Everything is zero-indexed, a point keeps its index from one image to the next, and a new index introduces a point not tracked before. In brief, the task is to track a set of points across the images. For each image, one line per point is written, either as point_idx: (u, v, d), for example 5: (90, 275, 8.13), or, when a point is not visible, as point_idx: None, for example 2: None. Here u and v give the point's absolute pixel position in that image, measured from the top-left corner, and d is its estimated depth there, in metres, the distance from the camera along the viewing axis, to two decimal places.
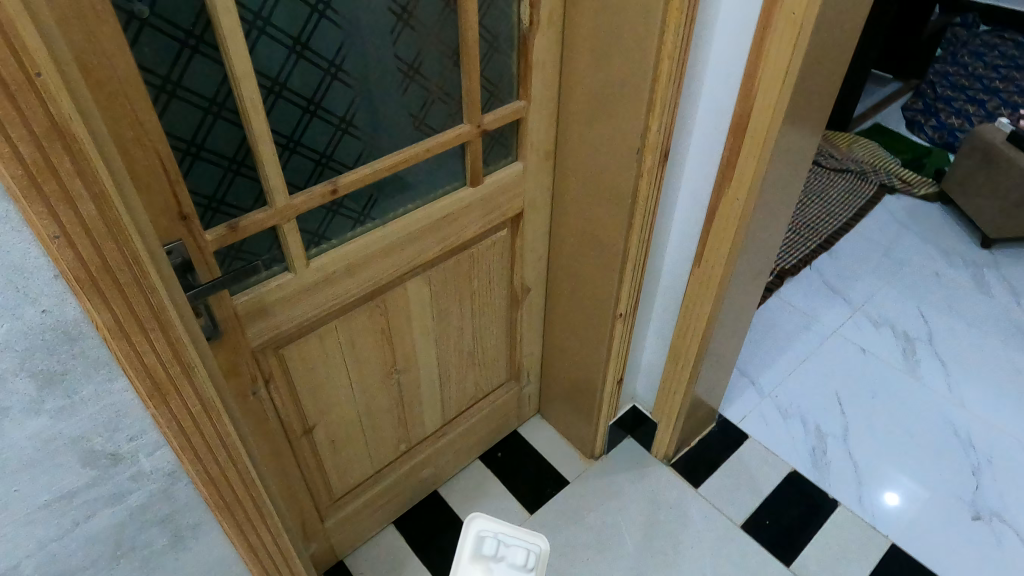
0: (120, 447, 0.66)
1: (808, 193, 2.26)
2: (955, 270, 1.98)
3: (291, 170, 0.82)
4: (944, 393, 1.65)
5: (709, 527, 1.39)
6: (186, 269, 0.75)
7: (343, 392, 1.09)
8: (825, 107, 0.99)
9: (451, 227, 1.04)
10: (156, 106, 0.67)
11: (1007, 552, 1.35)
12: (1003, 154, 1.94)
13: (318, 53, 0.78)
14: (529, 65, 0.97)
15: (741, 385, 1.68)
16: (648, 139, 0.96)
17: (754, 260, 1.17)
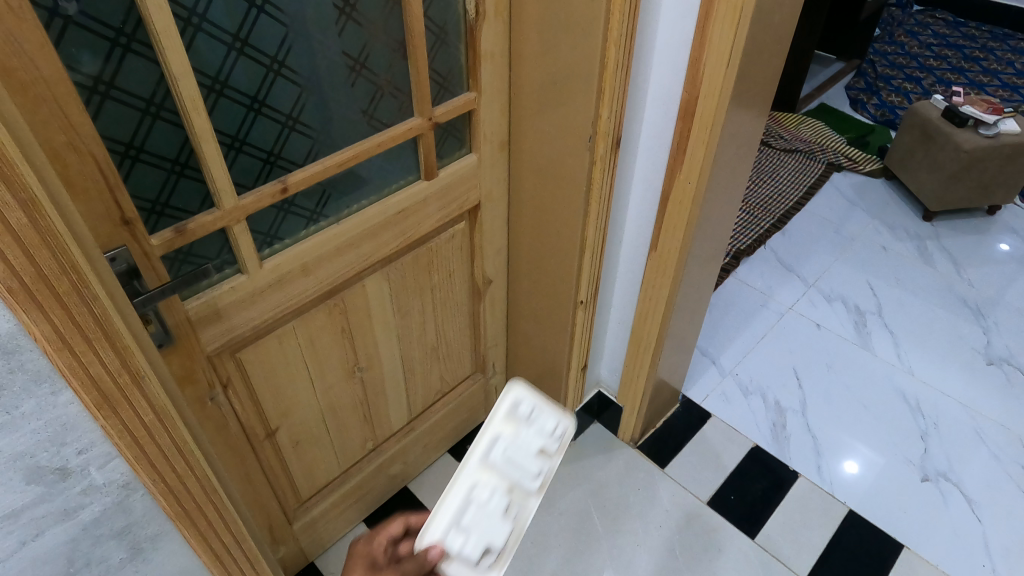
0: (68, 461, 0.64)
1: (761, 173, 2.31)
2: (900, 244, 2.06)
3: (237, 169, 0.81)
4: (894, 362, 1.71)
5: (676, 506, 1.42)
6: (132, 276, 0.73)
7: (305, 393, 1.08)
8: (768, 90, 1.01)
9: (408, 221, 1.04)
10: (89, 108, 0.65)
11: (954, 510, 1.41)
12: (940, 129, 2.02)
13: (260, 49, 0.76)
14: (478, 56, 0.96)
15: (703, 365, 1.71)
16: (600, 126, 0.97)
17: (708, 242, 1.19)
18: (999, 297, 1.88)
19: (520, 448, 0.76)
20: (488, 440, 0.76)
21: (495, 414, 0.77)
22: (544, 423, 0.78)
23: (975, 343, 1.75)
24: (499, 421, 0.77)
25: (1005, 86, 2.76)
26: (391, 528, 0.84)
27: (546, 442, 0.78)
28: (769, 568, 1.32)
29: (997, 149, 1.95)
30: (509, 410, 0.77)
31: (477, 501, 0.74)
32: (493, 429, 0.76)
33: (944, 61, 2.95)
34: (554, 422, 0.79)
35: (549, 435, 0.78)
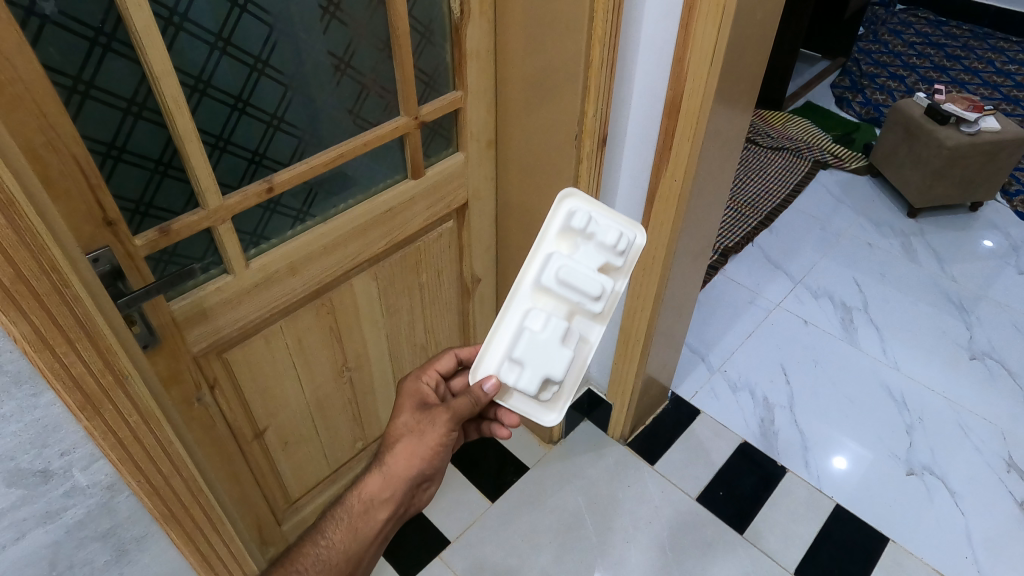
0: (51, 463, 0.64)
1: (748, 171, 2.33)
2: (886, 240, 2.08)
3: (221, 169, 0.80)
4: (880, 357, 1.73)
5: (666, 502, 1.43)
6: (116, 276, 0.72)
7: (294, 393, 1.08)
8: (751, 88, 1.02)
9: (396, 220, 1.04)
10: (70, 108, 0.65)
11: (939, 503, 1.43)
12: (922, 126, 2.04)
13: (244, 49, 0.76)
14: (463, 55, 0.97)
15: (691, 362, 1.72)
16: (586, 125, 0.97)
17: (694, 239, 1.20)
18: (982, 292, 1.91)
19: (577, 266, 0.73)
20: (541, 260, 0.74)
21: (549, 231, 0.75)
22: (603, 235, 0.74)
23: (958, 338, 1.77)
24: (553, 239, 0.75)
25: (987, 84, 2.79)
26: (439, 363, 0.94)
27: (606, 257, 0.75)
28: (759, 563, 1.33)
29: (978, 146, 1.97)
30: (562, 226, 0.74)
31: (530, 330, 0.74)
32: (547, 252, 0.74)
33: (928, 59, 2.98)
34: (615, 235, 0.74)
35: (610, 248, 0.74)
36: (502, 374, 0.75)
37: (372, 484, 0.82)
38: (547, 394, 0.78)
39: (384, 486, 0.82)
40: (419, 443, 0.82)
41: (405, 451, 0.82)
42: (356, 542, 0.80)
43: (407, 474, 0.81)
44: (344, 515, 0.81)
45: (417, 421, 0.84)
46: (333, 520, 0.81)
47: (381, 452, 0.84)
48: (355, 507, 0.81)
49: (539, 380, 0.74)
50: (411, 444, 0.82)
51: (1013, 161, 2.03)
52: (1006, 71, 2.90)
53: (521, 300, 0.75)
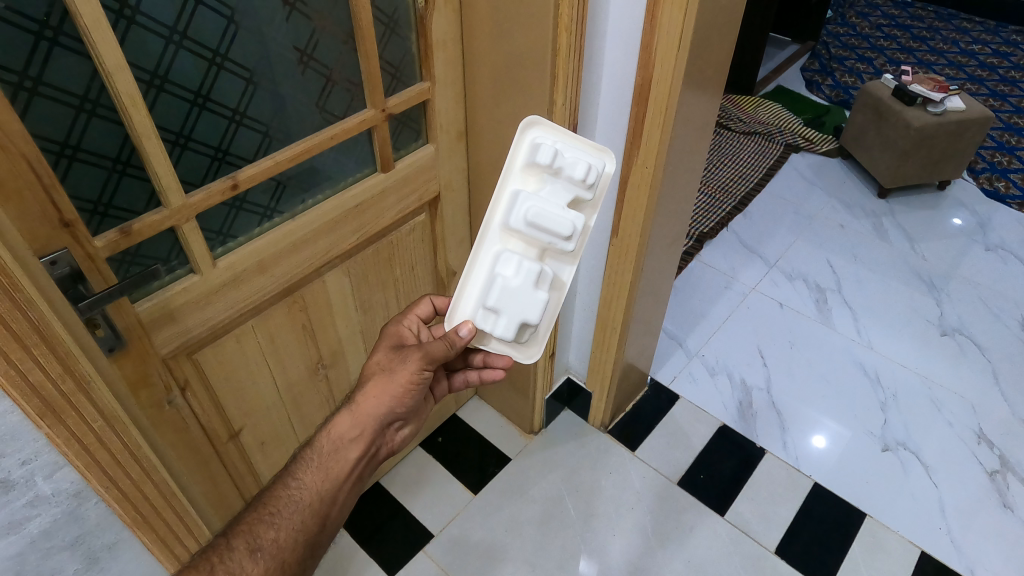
0: (12, 473, 0.63)
1: (721, 156, 2.34)
2: (858, 222, 2.10)
3: (183, 167, 0.79)
4: (854, 336, 1.75)
5: (648, 487, 1.44)
6: (76, 279, 0.70)
7: (269, 392, 1.06)
8: (719, 72, 1.02)
9: (367, 215, 1.02)
10: (17, 105, 0.63)
11: (913, 477, 1.45)
12: (890, 107, 2.07)
13: (201, 43, 0.74)
14: (429, 45, 0.95)
15: (669, 348, 1.73)
16: (555, 113, 0.97)
17: (667, 224, 1.20)
18: (952, 269, 1.94)
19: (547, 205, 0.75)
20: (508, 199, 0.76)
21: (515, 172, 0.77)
22: (571, 170, 0.76)
23: (929, 315, 1.80)
24: (520, 174, 0.78)
25: (952, 64, 2.83)
26: (418, 308, 0.95)
27: (574, 192, 0.77)
28: (741, 545, 1.34)
29: (945, 125, 2.00)
30: (528, 159, 0.76)
31: (503, 277, 0.76)
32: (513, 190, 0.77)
33: (895, 41, 3.01)
34: (582, 168, 0.76)
35: (578, 183, 0.77)
36: (478, 321, 0.78)
37: (341, 424, 0.81)
38: (526, 337, 0.81)
39: (356, 429, 0.81)
40: (390, 382, 0.81)
41: (375, 390, 0.81)
42: (328, 481, 0.78)
43: (377, 413, 0.81)
44: (313, 456, 0.79)
45: (388, 360, 0.84)
46: (303, 461, 0.79)
47: (352, 392, 0.83)
48: (325, 448, 0.79)
49: (516, 325, 0.77)
50: (380, 382, 0.82)
51: (977, 140, 2.07)
52: (970, 51, 2.94)
53: (491, 244, 0.78)
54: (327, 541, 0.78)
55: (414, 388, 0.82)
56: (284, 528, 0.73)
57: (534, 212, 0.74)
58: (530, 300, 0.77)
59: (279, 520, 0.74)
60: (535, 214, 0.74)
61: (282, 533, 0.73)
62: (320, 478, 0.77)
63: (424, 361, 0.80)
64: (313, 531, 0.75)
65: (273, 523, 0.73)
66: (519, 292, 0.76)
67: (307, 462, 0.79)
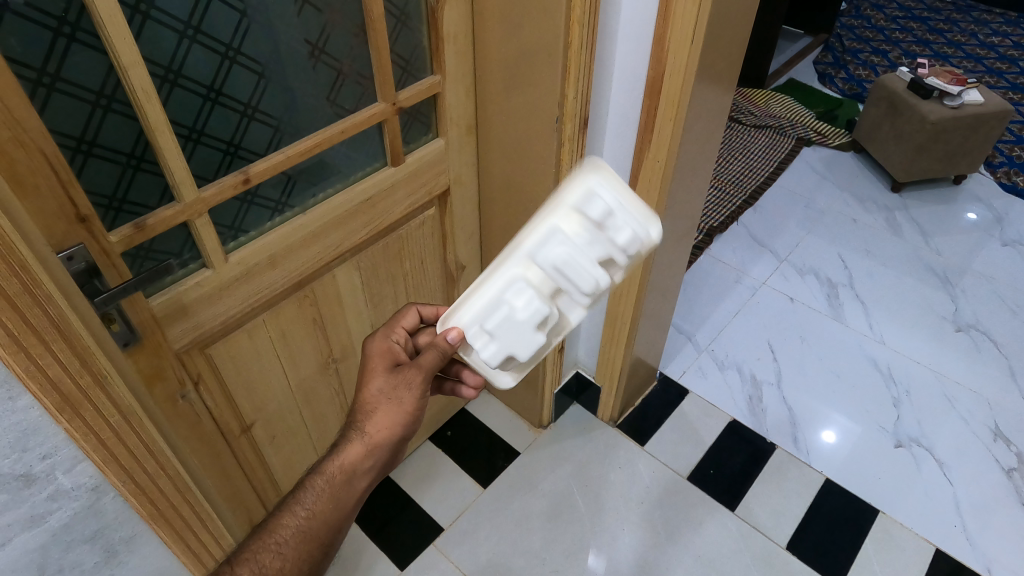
0: (32, 467, 0.64)
1: (731, 150, 2.32)
2: (870, 216, 2.09)
3: (196, 162, 0.79)
4: (866, 331, 1.74)
5: (657, 482, 1.44)
6: (92, 274, 0.70)
7: (280, 386, 1.07)
8: (733, 65, 1.01)
9: (377, 209, 1.02)
10: (35, 101, 0.63)
11: (926, 473, 1.45)
12: (905, 101, 2.05)
13: (214, 37, 0.74)
14: (440, 38, 0.95)
15: (679, 343, 1.73)
16: (566, 107, 0.96)
17: (678, 219, 1.20)
18: (966, 264, 1.92)
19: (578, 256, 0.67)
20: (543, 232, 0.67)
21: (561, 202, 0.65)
22: (619, 230, 0.65)
23: (943, 310, 1.79)
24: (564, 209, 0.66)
25: (970, 58, 2.80)
26: (405, 318, 0.91)
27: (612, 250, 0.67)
28: (751, 540, 1.34)
29: (961, 119, 1.98)
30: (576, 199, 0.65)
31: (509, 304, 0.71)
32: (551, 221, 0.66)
33: (910, 34, 2.97)
34: (631, 226, 0.65)
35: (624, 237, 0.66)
36: (469, 334, 0.75)
37: (352, 453, 0.79)
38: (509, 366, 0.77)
39: (368, 456, 0.79)
40: (397, 411, 0.79)
41: (384, 419, 0.79)
42: (336, 510, 0.77)
43: (388, 442, 0.79)
44: (324, 483, 0.78)
45: (393, 386, 0.80)
46: (310, 488, 0.78)
47: (358, 419, 0.80)
48: (336, 477, 0.78)
49: (503, 355, 0.74)
50: (389, 411, 0.79)
51: (996, 134, 2.04)
52: (988, 43, 2.91)
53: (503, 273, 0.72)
54: (328, 561, 0.80)
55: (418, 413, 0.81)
56: (290, 558, 0.75)
57: (559, 263, 0.67)
58: (529, 339, 0.73)
59: (282, 550, 0.75)
60: (560, 265, 0.67)
61: (287, 563, 0.75)
62: (330, 507, 0.77)
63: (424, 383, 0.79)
64: (318, 559, 0.77)
65: (278, 552, 0.75)
66: (514, 329, 0.72)
67: (317, 490, 0.77)
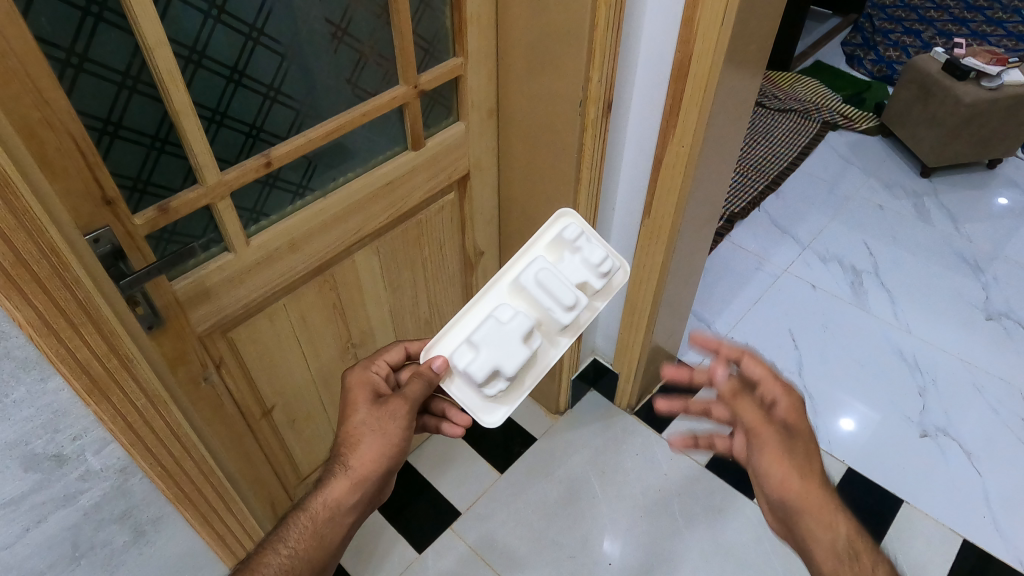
0: (64, 448, 0.65)
1: (754, 134, 2.28)
2: (897, 202, 2.04)
3: (219, 144, 0.78)
4: (890, 319, 1.71)
5: (675, 470, 1.43)
6: (117, 257, 0.70)
7: (300, 370, 1.07)
8: (764, 47, 0.99)
9: (396, 193, 1.01)
10: (63, 82, 0.63)
11: (952, 464, 1.42)
12: (940, 83, 1.99)
13: (238, 18, 0.73)
14: (463, 20, 0.93)
15: (699, 330, 1.71)
16: (590, 90, 0.94)
17: (703, 205, 1.18)
18: (996, 251, 1.88)
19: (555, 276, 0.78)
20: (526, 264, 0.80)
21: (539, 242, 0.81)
22: (589, 253, 0.81)
23: (973, 299, 1.75)
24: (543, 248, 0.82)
25: (1008, 36, 2.72)
26: (388, 354, 0.90)
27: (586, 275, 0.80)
28: (771, 529, 1.33)
29: (1000, 101, 1.93)
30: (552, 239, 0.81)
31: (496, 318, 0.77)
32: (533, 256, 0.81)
33: (945, 13, 2.89)
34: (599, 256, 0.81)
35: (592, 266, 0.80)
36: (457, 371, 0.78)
37: (336, 488, 0.78)
38: (493, 390, 0.78)
39: (350, 490, 0.78)
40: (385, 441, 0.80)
41: (370, 452, 0.79)
42: (321, 549, 0.77)
43: (371, 473, 0.79)
44: (308, 522, 0.77)
45: (377, 417, 0.81)
46: (295, 526, 0.77)
47: (340, 454, 0.80)
48: (320, 515, 0.78)
49: (489, 370, 0.75)
50: (374, 444, 0.80)
51: None
52: None
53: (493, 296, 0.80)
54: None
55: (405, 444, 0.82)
56: None
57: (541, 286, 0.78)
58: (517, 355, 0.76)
59: None
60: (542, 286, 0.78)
61: None
62: (315, 545, 0.77)
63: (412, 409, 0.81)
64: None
65: None
66: (500, 340, 0.76)
67: (303, 527, 0.77)
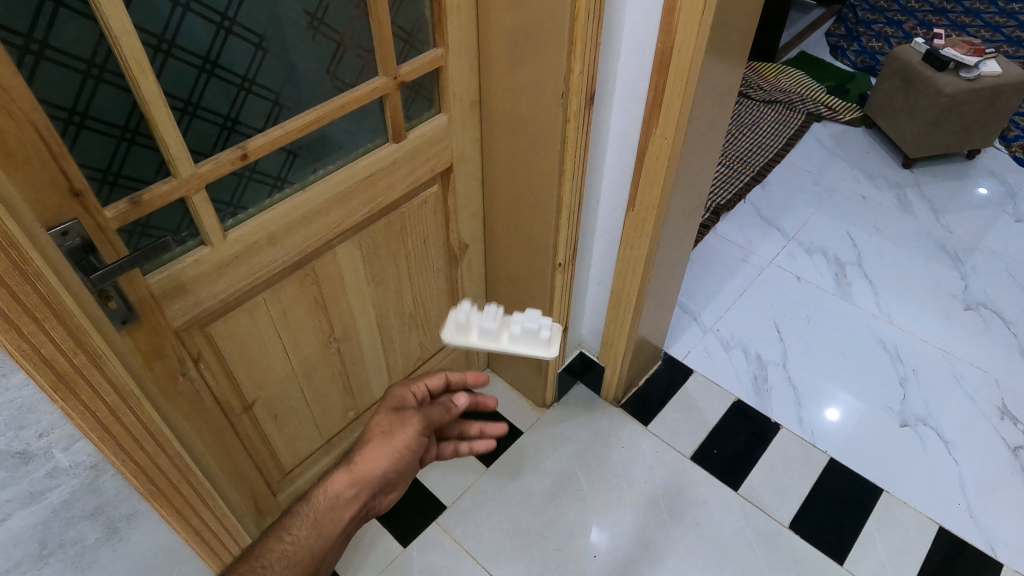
0: (30, 445, 0.62)
1: (739, 126, 2.28)
2: (880, 193, 2.05)
3: (192, 136, 0.77)
4: (873, 310, 1.72)
5: (660, 461, 1.43)
6: (88, 250, 0.69)
7: (281, 365, 1.06)
8: (746, 37, 0.98)
9: (378, 186, 1.00)
10: (23, 70, 0.61)
11: (932, 453, 1.44)
12: (920, 73, 2.00)
13: (208, 6, 0.71)
14: (443, 10, 0.92)
15: (684, 322, 1.71)
16: (572, 82, 0.93)
17: (686, 196, 1.17)
18: (977, 241, 1.90)
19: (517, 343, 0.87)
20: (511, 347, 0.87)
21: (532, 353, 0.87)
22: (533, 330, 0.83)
23: (953, 289, 1.77)
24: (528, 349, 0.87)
25: (987, 27, 2.74)
26: (429, 378, 0.91)
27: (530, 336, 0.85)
28: (754, 519, 1.34)
29: (977, 92, 1.94)
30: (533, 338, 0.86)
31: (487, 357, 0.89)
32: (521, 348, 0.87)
33: (926, 3, 2.90)
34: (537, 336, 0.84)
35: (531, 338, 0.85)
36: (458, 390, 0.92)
37: (338, 482, 0.80)
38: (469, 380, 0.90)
39: (350, 485, 0.80)
40: (387, 443, 0.82)
41: (375, 451, 0.82)
42: (321, 539, 0.77)
43: (375, 473, 0.81)
44: (309, 511, 0.78)
45: (390, 422, 0.85)
46: (298, 516, 0.78)
47: (352, 451, 0.84)
48: (320, 505, 0.79)
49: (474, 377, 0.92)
50: (379, 444, 0.82)
51: (1013, 106, 2.00)
52: (1008, 11, 2.84)
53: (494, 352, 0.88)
54: None
55: (408, 452, 0.83)
56: None
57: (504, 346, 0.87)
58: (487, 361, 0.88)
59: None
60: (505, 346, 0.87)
61: None
62: (315, 535, 0.77)
63: (421, 425, 0.85)
64: None
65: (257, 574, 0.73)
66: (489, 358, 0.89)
67: (307, 516, 0.78)
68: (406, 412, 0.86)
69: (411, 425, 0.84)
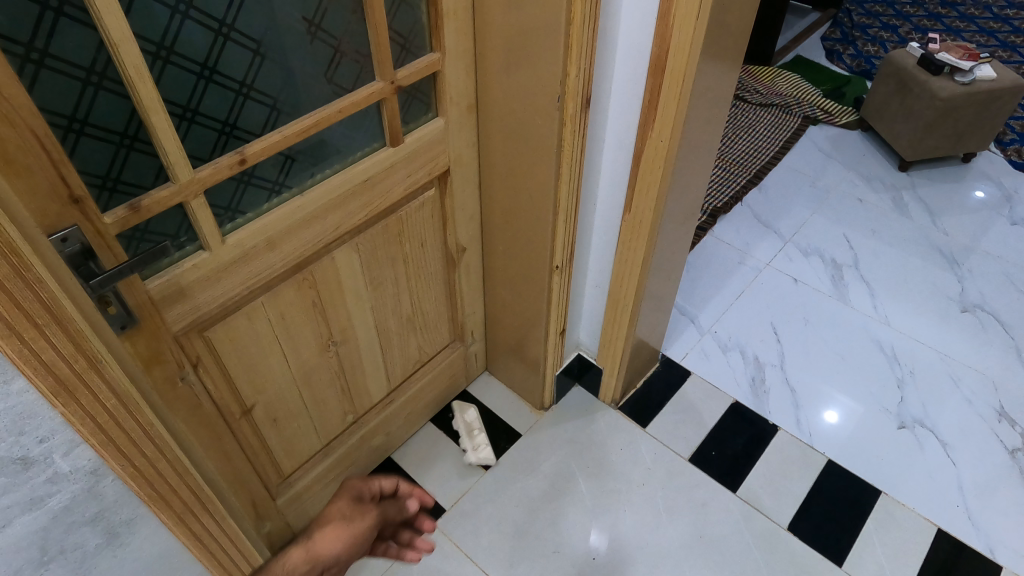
0: (30, 450, 0.62)
1: (736, 129, 2.29)
2: (877, 196, 2.06)
3: (191, 141, 0.77)
4: (870, 312, 1.73)
5: (659, 463, 1.44)
6: (87, 256, 0.70)
7: (280, 369, 1.06)
8: (740, 41, 0.99)
9: (375, 190, 1.01)
10: (24, 78, 0.62)
11: (929, 455, 1.44)
12: (915, 77, 2.01)
13: (206, 13, 0.72)
14: (440, 15, 0.92)
15: (682, 324, 1.72)
16: (568, 86, 0.94)
17: (682, 199, 1.18)
18: (973, 244, 1.90)
19: None
20: None
21: None
22: None
23: (949, 291, 1.77)
24: None
25: (982, 32, 2.75)
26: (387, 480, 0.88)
27: None
28: (752, 521, 1.34)
29: (972, 96, 1.95)
30: None
31: None
32: None
33: (921, 8, 2.92)
34: None
35: None
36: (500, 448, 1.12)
37: (292, 558, 0.76)
38: None
39: (303, 562, 0.75)
40: (346, 527, 0.80)
41: (333, 532, 0.79)
42: None
43: (328, 555, 0.77)
44: None
45: (349, 511, 0.83)
46: None
47: (305, 531, 0.79)
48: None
49: None
50: (337, 527, 0.80)
51: (1008, 110, 2.01)
52: (1002, 16, 2.86)
53: None
54: None
55: (362, 542, 0.80)
56: None
57: None
58: None
59: None
60: None
61: None
62: None
63: (375, 521, 0.84)
64: None
65: None
66: None
67: None
68: (363, 507, 0.84)
69: (367, 518, 0.83)
